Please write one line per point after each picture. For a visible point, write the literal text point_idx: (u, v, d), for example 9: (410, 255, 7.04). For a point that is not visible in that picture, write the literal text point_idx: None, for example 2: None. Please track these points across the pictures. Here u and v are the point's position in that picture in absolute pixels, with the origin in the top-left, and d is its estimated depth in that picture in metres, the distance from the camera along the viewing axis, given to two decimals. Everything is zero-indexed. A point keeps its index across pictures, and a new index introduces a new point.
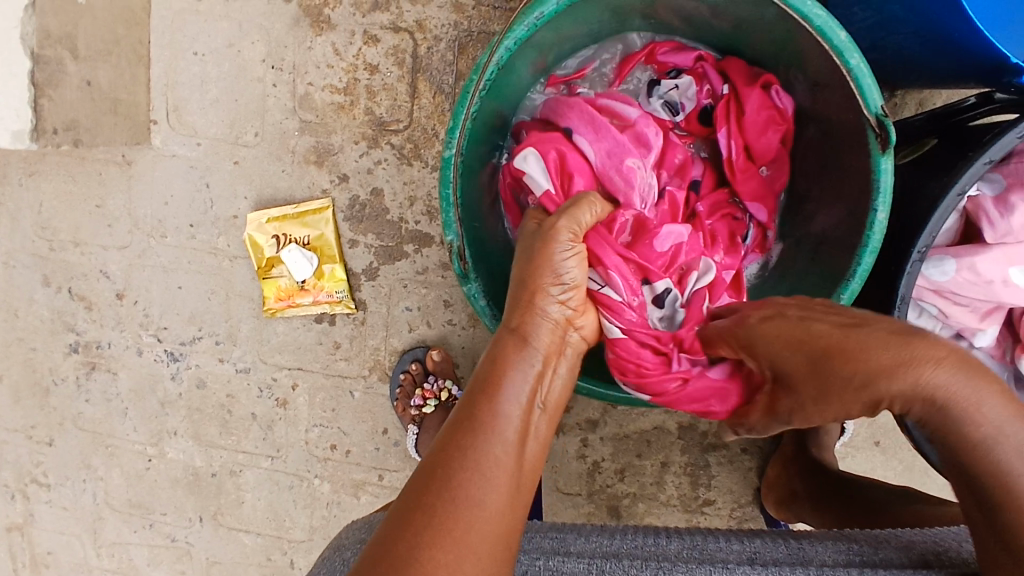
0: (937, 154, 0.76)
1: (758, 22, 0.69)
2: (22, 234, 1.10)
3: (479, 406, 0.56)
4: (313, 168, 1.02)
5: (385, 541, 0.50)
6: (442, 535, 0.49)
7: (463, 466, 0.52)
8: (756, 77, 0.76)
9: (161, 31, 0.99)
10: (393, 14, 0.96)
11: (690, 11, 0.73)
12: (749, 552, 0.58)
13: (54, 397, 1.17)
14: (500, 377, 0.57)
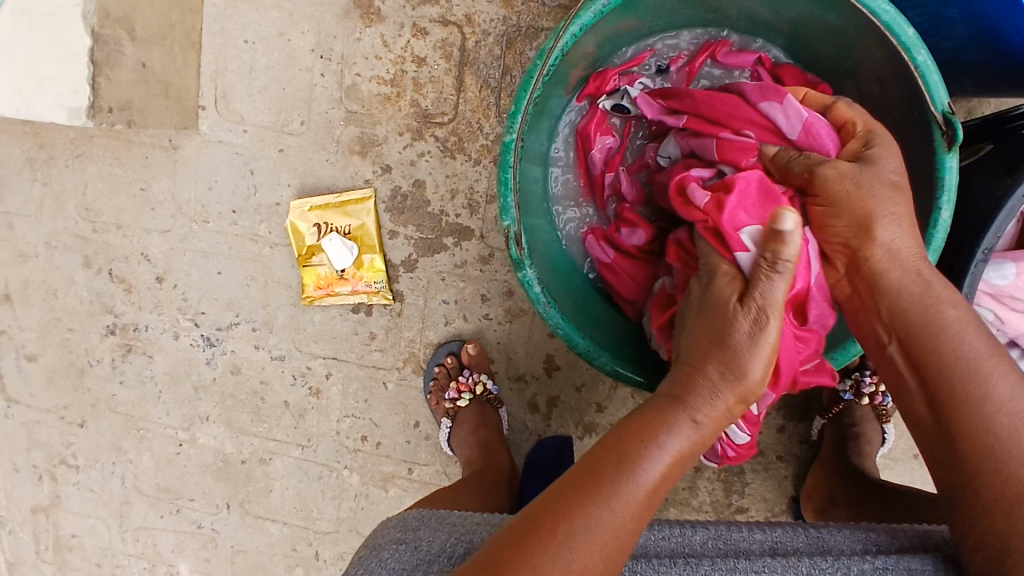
0: (992, 157, 0.76)
1: (820, 20, 0.69)
2: (65, 215, 1.11)
3: (624, 454, 0.51)
4: (357, 159, 1.03)
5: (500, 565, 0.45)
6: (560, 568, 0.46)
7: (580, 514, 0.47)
8: (812, 85, 0.75)
9: (213, 18, 1.00)
10: (443, 8, 0.97)
11: (752, 8, 0.73)
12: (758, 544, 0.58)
13: (90, 378, 1.18)
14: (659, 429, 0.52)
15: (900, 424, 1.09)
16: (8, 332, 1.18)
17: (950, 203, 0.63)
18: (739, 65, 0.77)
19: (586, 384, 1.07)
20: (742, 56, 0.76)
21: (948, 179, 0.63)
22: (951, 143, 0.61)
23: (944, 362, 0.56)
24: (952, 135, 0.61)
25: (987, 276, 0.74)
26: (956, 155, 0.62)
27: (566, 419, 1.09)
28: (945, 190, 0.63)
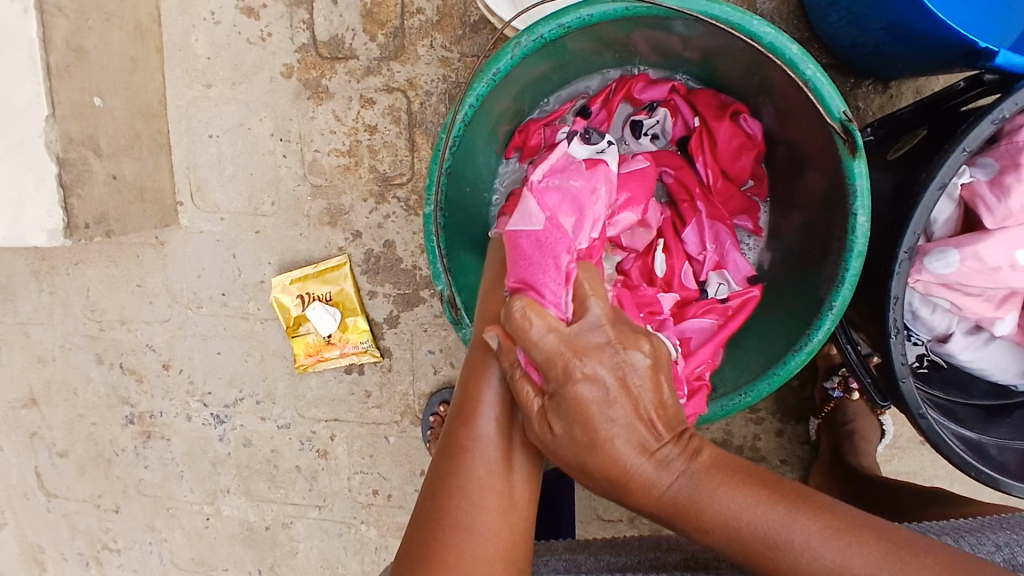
0: (926, 144, 0.73)
1: (726, 49, 0.71)
2: (74, 317, 1.19)
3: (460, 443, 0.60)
4: (328, 229, 1.08)
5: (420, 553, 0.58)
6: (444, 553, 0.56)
7: (448, 495, 0.58)
8: (725, 106, 0.79)
9: (178, 119, 1.06)
10: (385, 76, 1.01)
11: (663, 44, 0.74)
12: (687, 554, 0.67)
13: (117, 466, 1.25)
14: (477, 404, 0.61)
15: (901, 413, 1.08)
16: (38, 432, 1.26)
17: (865, 208, 0.63)
18: (657, 97, 0.80)
19: None
20: (658, 87, 0.80)
21: (859, 185, 0.62)
22: (854, 151, 0.61)
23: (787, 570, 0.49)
24: (853, 143, 0.61)
25: (929, 265, 0.73)
26: (864, 160, 0.62)
27: None
28: (858, 196, 0.63)
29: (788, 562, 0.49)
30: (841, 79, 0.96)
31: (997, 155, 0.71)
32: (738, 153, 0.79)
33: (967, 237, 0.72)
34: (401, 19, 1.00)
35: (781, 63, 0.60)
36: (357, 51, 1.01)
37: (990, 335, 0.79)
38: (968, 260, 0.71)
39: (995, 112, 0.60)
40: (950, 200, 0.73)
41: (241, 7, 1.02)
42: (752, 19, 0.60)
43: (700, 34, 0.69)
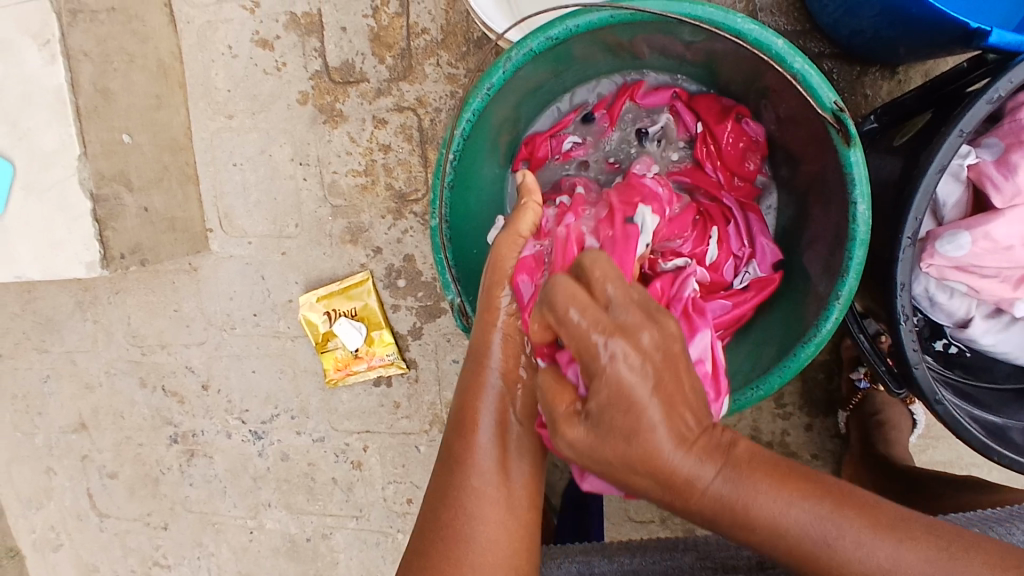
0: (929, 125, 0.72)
1: (729, 51, 0.71)
2: (117, 344, 1.25)
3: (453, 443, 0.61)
4: (350, 247, 1.11)
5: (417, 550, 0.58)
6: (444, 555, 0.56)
7: (449, 504, 0.58)
8: (728, 109, 0.80)
9: (203, 150, 1.11)
10: (396, 96, 1.05)
11: (667, 49, 0.75)
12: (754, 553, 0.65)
13: (164, 484, 1.30)
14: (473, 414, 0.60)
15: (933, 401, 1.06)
16: (89, 455, 1.33)
17: (865, 197, 0.62)
18: (659, 102, 0.82)
19: None
20: (659, 94, 0.82)
21: (857, 173, 0.62)
22: (849, 141, 0.61)
23: (733, 522, 0.48)
24: (847, 132, 0.61)
25: (941, 248, 0.72)
26: (860, 149, 0.62)
27: None
28: (856, 184, 0.62)
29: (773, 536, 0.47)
30: (846, 68, 0.95)
31: (1002, 134, 0.71)
32: (744, 155, 0.80)
33: (978, 219, 0.71)
34: (407, 41, 1.03)
35: (768, 59, 0.61)
36: (368, 73, 1.05)
37: (1011, 318, 0.77)
38: (980, 240, 0.70)
39: (991, 91, 0.60)
40: (957, 182, 0.73)
41: (255, 40, 1.07)
42: (736, 18, 0.61)
43: (702, 38, 0.70)
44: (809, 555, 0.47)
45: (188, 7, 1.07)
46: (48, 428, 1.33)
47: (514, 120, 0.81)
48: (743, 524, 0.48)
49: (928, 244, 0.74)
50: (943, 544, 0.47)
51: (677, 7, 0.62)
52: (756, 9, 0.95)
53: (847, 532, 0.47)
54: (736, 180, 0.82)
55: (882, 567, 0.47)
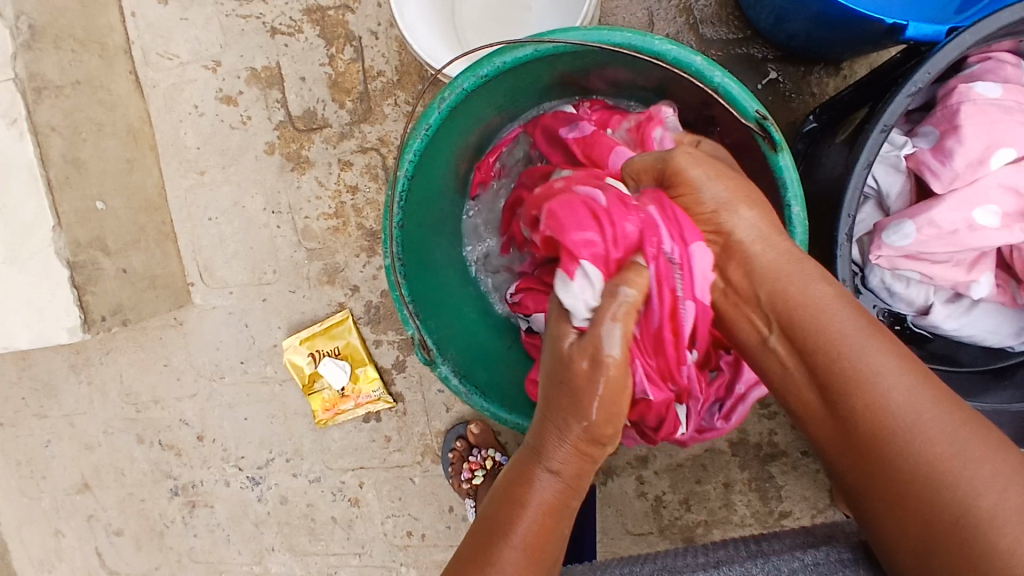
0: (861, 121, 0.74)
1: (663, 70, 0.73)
2: (112, 403, 1.27)
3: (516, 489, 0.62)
4: (328, 287, 1.14)
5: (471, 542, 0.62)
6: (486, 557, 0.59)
7: (505, 525, 0.60)
8: None
9: (179, 207, 1.14)
10: (358, 138, 1.08)
11: (605, 72, 0.77)
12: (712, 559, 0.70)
13: (169, 537, 1.32)
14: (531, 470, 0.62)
15: None
16: (94, 515, 1.35)
17: (798, 198, 0.64)
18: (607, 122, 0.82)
19: None
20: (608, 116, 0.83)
21: (787, 177, 0.64)
22: (774, 146, 0.63)
23: (827, 358, 0.57)
24: (772, 139, 0.62)
25: (887, 239, 0.71)
26: (788, 153, 0.63)
27: None
28: (788, 187, 0.64)
29: (864, 396, 0.55)
30: (792, 69, 0.96)
31: (935, 122, 0.71)
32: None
33: (920, 206, 0.70)
34: (364, 84, 1.06)
35: (689, 75, 0.63)
36: (330, 118, 1.08)
37: (971, 301, 0.77)
38: (925, 228, 0.69)
39: (908, 82, 0.61)
40: (897, 174, 0.73)
41: (220, 97, 1.10)
42: (654, 40, 0.63)
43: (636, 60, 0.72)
44: (873, 422, 0.55)
45: (153, 71, 1.11)
46: (53, 491, 1.35)
47: (465, 154, 0.83)
48: (852, 382, 0.56)
49: (876, 236, 0.74)
50: (981, 434, 0.53)
51: (596, 34, 0.64)
52: (696, 22, 0.98)
53: (929, 409, 0.54)
54: None
55: (928, 431, 0.53)
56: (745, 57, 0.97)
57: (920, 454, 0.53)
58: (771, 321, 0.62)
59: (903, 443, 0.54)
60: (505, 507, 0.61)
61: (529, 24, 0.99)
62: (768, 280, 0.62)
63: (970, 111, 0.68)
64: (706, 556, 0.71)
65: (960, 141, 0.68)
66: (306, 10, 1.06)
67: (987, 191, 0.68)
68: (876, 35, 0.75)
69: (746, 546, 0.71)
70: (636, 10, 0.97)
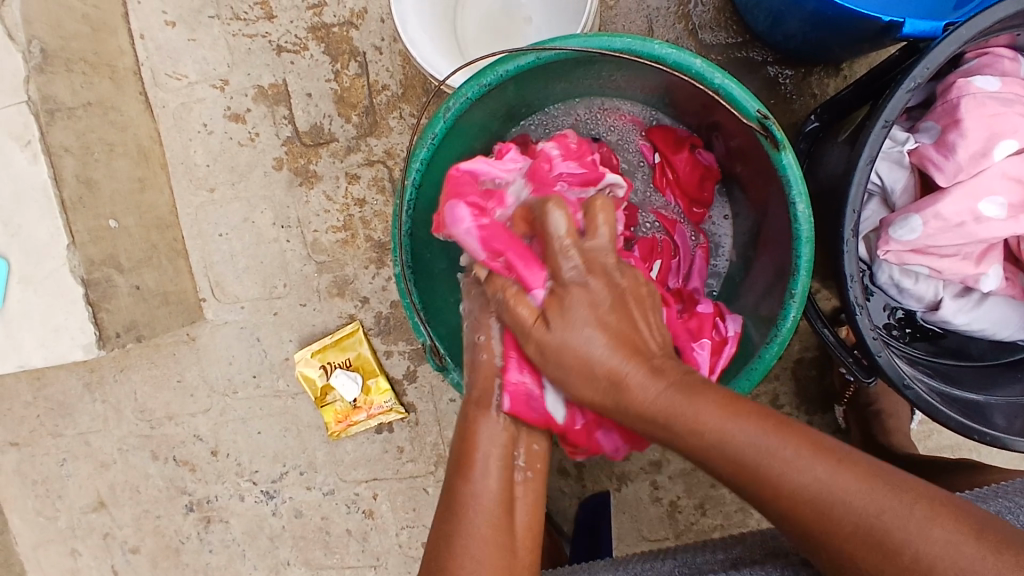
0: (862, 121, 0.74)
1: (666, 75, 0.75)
2: (127, 420, 1.29)
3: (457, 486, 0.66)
4: (338, 300, 1.15)
5: (438, 545, 0.64)
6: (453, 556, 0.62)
7: (458, 537, 0.63)
8: (683, 139, 0.84)
9: (190, 225, 1.16)
10: (365, 152, 1.09)
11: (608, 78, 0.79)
12: (731, 557, 0.71)
13: (184, 554, 1.33)
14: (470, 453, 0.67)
15: None
16: (111, 533, 1.36)
17: (802, 195, 0.64)
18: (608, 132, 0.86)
19: None
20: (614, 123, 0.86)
21: (791, 174, 0.64)
22: (777, 144, 0.63)
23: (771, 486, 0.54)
24: (774, 137, 0.63)
25: (894, 233, 0.71)
26: (790, 150, 0.64)
27: (597, 475, 1.15)
28: (792, 185, 0.64)
29: (764, 467, 0.54)
30: (791, 72, 0.97)
31: (936, 117, 0.71)
32: (701, 181, 0.83)
33: (925, 200, 0.70)
34: (370, 98, 1.08)
35: (689, 78, 0.64)
36: (336, 133, 1.10)
37: (981, 294, 0.77)
38: (931, 221, 0.69)
39: (909, 76, 0.61)
40: (902, 169, 0.73)
41: (228, 115, 1.12)
42: (654, 44, 0.64)
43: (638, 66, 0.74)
44: (757, 474, 0.55)
45: (161, 91, 1.13)
46: (69, 510, 1.37)
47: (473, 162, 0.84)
48: (711, 446, 0.56)
49: (883, 232, 0.73)
50: (875, 472, 0.53)
51: (597, 40, 0.65)
52: (695, 28, 0.99)
53: (798, 453, 0.54)
54: (690, 208, 0.85)
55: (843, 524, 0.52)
56: (744, 60, 0.98)
57: (830, 519, 0.52)
58: (737, 423, 0.56)
59: (795, 501, 0.53)
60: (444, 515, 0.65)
61: (531, 35, 1.01)
62: (651, 407, 0.59)
63: (970, 105, 0.69)
64: (725, 552, 0.72)
65: (963, 135, 0.68)
66: (310, 28, 1.08)
67: (991, 182, 0.68)
68: (874, 34, 0.75)
69: (764, 542, 0.71)
70: (636, 18, 0.99)
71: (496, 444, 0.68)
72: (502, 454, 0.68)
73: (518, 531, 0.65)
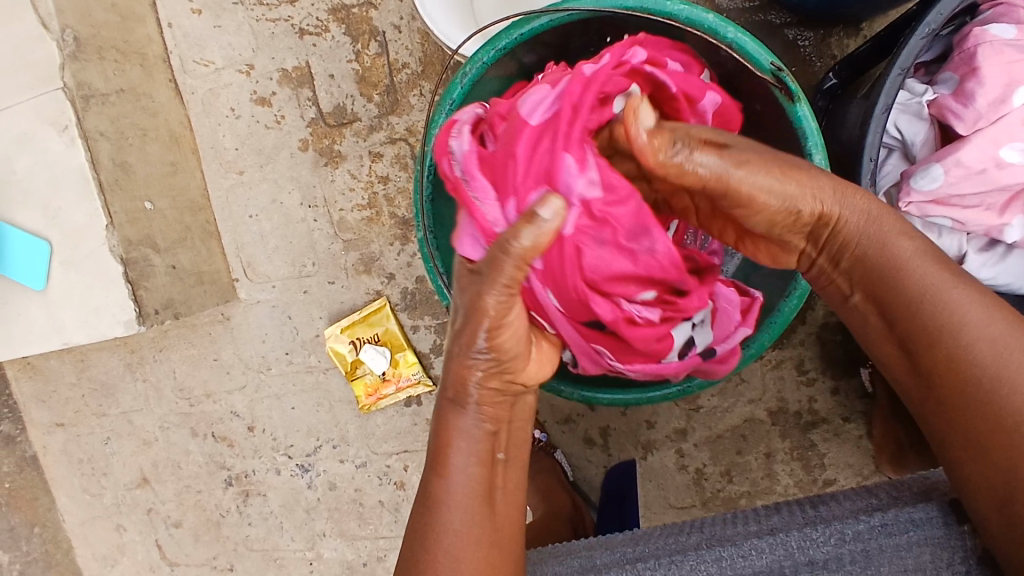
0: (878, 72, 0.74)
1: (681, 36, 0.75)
2: (167, 399, 1.34)
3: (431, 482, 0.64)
4: (365, 276, 1.18)
5: (414, 544, 0.63)
6: (427, 552, 0.62)
7: (428, 535, 0.62)
8: None
9: (221, 207, 1.20)
10: (387, 130, 1.11)
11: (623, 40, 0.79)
12: (766, 527, 0.69)
13: (225, 527, 1.38)
14: (445, 452, 0.64)
15: None
16: (155, 508, 1.41)
17: (818, 147, 0.65)
18: None
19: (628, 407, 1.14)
20: None
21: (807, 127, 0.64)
22: (792, 96, 0.64)
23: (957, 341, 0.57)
24: (789, 89, 0.63)
25: (915, 183, 0.71)
26: (806, 102, 0.64)
27: (624, 444, 1.15)
28: (808, 138, 0.65)
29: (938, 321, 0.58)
30: (812, 32, 0.96)
31: (954, 67, 0.71)
32: None
33: (946, 149, 0.70)
34: (390, 77, 1.10)
35: (703, 33, 0.65)
36: (359, 112, 1.12)
37: (1007, 248, 0.76)
38: (952, 169, 0.69)
39: (925, 22, 0.60)
40: (921, 122, 0.73)
41: (255, 99, 1.15)
42: (666, 1, 0.65)
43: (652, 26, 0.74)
44: (928, 329, 0.58)
45: (190, 78, 1.17)
46: (114, 486, 1.42)
47: None
48: (894, 275, 0.60)
49: (903, 183, 0.73)
50: None
51: (608, 1, 0.66)
52: None
53: (977, 318, 0.57)
54: None
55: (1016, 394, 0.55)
56: (763, 23, 0.98)
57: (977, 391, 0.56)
58: (924, 271, 0.59)
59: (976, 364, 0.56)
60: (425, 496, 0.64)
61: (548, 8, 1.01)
62: (895, 260, 0.60)
63: (988, 52, 0.68)
64: (759, 523, 0.71)
65: (981, 83, 0.68)
66: (330, 9, 1.10)
67: (1013, 128, 0.68)
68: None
69: (805, 513, 0.69)
70: None
71: (473, 440, 0.65)
72: (480, 451, 0.65)
73: (498, 523, 0.64)
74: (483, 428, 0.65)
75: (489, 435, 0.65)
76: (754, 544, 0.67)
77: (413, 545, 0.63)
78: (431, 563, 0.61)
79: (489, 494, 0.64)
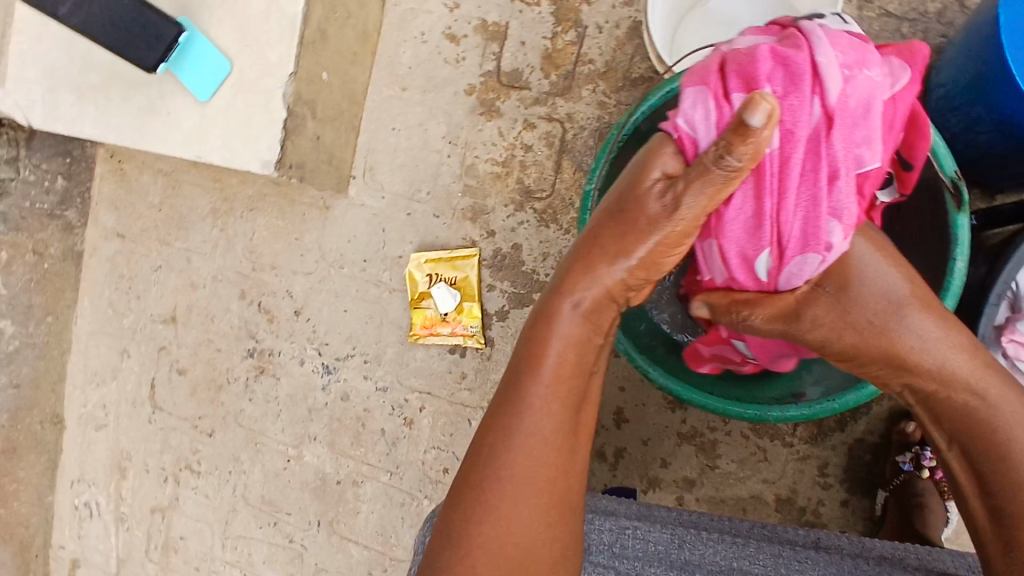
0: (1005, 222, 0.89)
1: None
2: (233, 254, 1.38)
3: (518, 386, 0.71)
4: (468, 224, 1.25)
5: (483, 455, 0.71)
6: (499, 460, 0.69)
7: (502, 438, 0.70)
8: None
9: (373, 109, 1.28)
10: (549, 107, 1.20)
11: None
12: (816, 536, 0.80)
13: (225, 393, 1.41)
14: (538, 362, 0.72)
15: None
16: (168, 348, 1.45)
17: (964, 254, 0.77)
18: None
19: (651, 439, 1.18)
20: None
21: (961, 235, 0.78)
22: (960, 205, 0.77)
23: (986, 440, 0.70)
24: (961, 197, 0.77)
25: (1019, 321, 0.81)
26: (968, 215, 0.78)
27: (631, 471, 1.19)
28: (959, 243, 0.78)
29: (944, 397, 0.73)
30: None
31: None
32: None
33: None
34: (574, 65, 1.19)
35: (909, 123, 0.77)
36: (532, 84, 1.21)
37: None
38: None
39: None
40: None
41: (446, 33, 1.25)
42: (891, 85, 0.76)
43: None
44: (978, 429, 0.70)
45: None
46: (140, 312, 1.47)
47: None
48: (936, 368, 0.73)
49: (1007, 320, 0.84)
50: None
51: None
52: None
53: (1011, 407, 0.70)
54: None
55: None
56: None
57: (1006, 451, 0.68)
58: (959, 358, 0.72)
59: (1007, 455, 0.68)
60: (507, 400, 0.71)
61: None
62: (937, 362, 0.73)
63: None
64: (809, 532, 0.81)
65: None
66: None
67: None
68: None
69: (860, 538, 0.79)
70: None
71: (569, 346, 0.73)
72: (576, 359, 0.73)
73: (576, 427, 0.72)
74: (573, 342, 0.73)
75: (582, 338, 0.73)
76: (809, 553, 0.76)
77: (484, 450, 0.71)
78: (509, 459, 0.69)
79: (563, 402, 0.71)
